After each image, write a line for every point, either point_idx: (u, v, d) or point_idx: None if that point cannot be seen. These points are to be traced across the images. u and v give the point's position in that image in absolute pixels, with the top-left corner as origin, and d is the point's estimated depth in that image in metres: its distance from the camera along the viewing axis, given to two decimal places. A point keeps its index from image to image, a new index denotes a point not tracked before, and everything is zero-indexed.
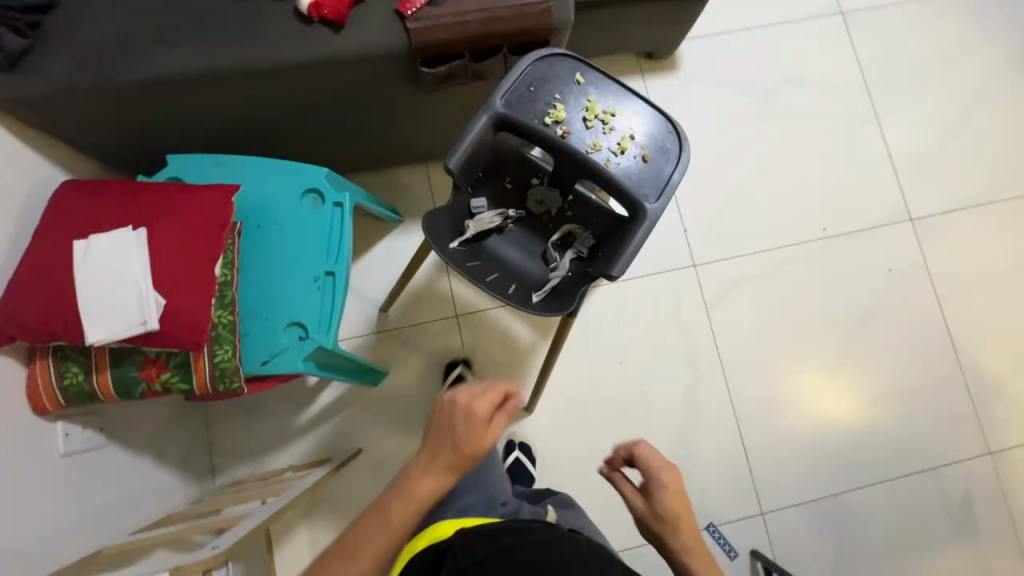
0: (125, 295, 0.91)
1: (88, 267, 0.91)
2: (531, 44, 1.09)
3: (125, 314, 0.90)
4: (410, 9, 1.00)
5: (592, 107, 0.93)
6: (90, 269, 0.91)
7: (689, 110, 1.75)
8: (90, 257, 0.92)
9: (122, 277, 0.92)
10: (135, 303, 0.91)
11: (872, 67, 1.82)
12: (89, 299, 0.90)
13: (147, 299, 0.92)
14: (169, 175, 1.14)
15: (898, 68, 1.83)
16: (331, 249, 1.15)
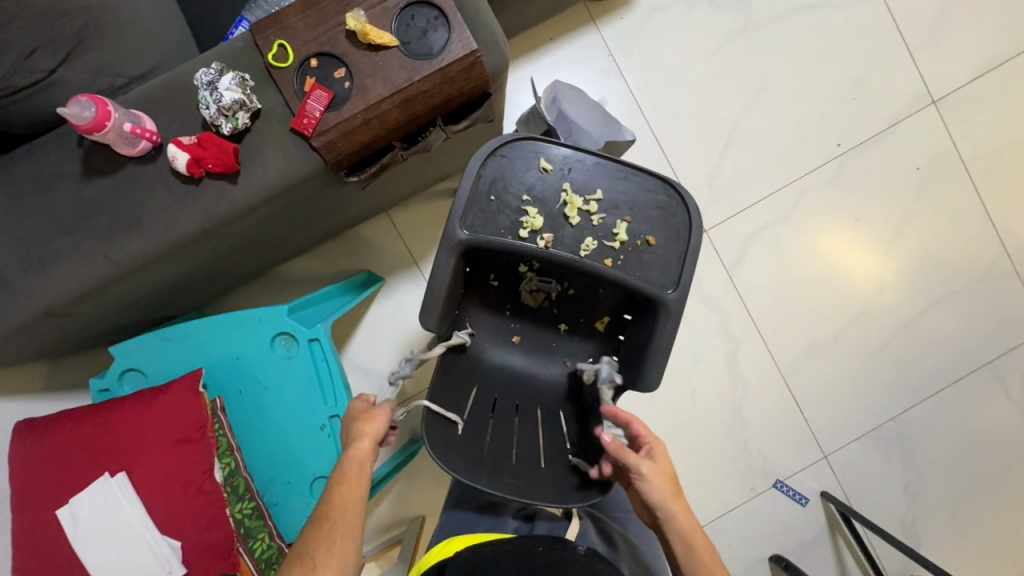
0: (134, 549, 0.85)
1: (82, 534, 0.84)
2: (469, 100, 0.86)
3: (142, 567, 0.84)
4: (310, 122, 0.78)
5: (571, 199, 0.74)
6: (86, 536, 0.84)
7: (659, 48, 1.47)
8: (80, 522, 0.85)
9: (123, 530, 0.85)
10: (147, 552, 0.85)
11: None
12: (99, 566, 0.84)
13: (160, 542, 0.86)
14: (122, 369, 1.02)
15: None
16: (326, 390, 1.04)
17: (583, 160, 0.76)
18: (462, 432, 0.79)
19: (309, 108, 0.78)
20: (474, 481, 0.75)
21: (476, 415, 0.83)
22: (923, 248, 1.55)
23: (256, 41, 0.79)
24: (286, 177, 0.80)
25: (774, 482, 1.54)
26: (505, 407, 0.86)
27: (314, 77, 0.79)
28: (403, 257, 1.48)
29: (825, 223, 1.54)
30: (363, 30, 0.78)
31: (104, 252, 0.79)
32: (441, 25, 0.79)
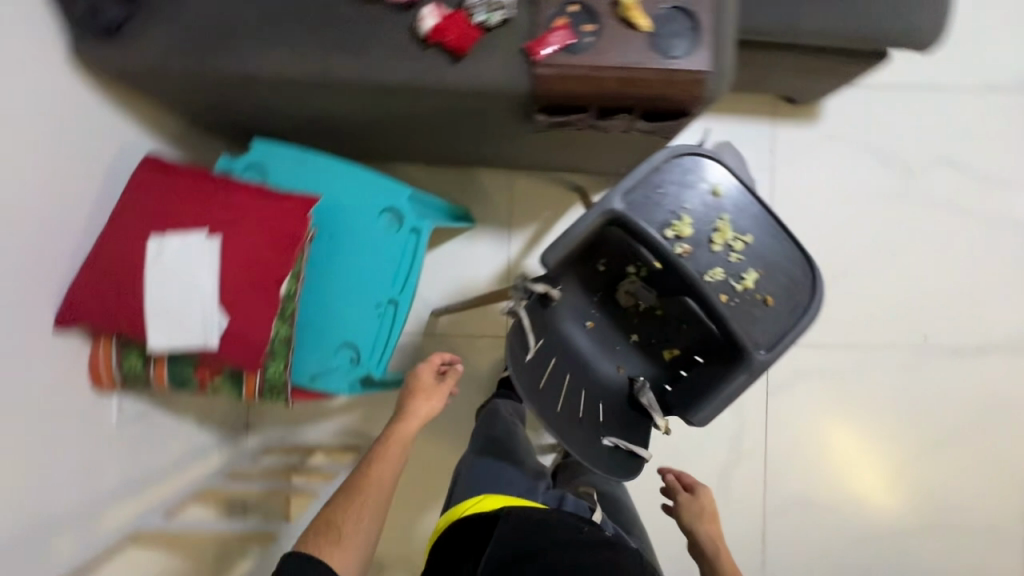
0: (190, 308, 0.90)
1: (160, 270, 0.90)
2: (670, 109, 0.93)
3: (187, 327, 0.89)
4: (543, 50, 0.86)
5: (723, 228, 0.78)
6: (161, 274, 0.90)
7: (816, 171, 1.54)
8: (163, 260, 0.90)
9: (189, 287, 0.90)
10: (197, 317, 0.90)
11: None
12: (155, 304, 0.89)
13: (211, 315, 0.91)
14: (248, 162, 1.08)
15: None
16: (398, 277, 1.09)
17: (750, 203, 0.80)
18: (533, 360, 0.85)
19: (548, 40, 0.86)
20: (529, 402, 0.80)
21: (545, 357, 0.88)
22: (951, 475, 1.54)
23: None
24: (495, 83, 0.88)
25: None
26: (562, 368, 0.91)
27: (566, 19, 0.87)
28: (500, 216, 1.56)
29: (875, 401, 1.54)
30: (626, 7, 0.86)
31: (321, 57, 0.87)
32: (690, 36, 0.87)
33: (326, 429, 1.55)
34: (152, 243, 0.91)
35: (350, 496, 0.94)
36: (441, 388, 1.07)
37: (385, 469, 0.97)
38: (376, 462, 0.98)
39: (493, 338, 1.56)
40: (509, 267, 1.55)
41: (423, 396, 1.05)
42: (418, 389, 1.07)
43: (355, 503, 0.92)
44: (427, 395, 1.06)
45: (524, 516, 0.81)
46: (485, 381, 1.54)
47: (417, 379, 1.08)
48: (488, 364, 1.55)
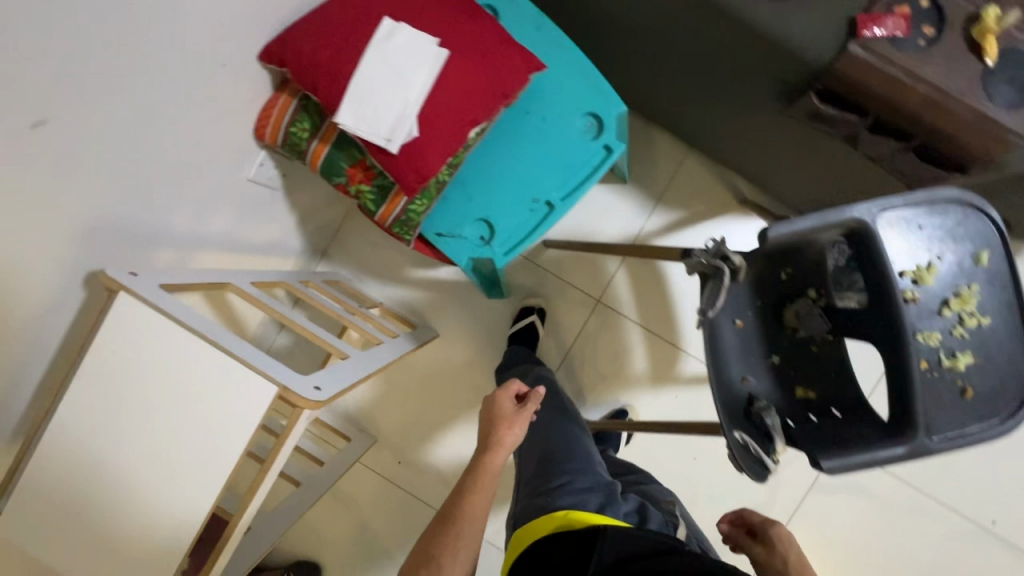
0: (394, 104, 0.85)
1: (383, 53, 0.84)
2: (947, 157, 0.84)
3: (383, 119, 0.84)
4: (871, 30, 0.76)
5: (967, 297, 0.71)
6: (382, 57, 0.84)
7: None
8: (389, 45, 0.85)
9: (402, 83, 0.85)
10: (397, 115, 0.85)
11: None
12: (365, 84, 0.84)
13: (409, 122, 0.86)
14: (487, 0, 1.02)
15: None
16: (568, 184, 1.03)
17: (1006, 288, 0.71)
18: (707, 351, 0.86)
19: (883, 22, 0.76)
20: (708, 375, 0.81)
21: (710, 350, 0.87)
22: None
23: None
24: (798, 41, 0.80)
25: None
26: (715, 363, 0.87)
27: (910, 9, 0.77)
28: (655, 186, 1.48)
29: (912, 553, 1.45)
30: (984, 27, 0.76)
31: None
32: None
33: (392, 294, 1.53)
34: (387, 23, 0.85)
35: (461, 497, 0.86)
36: (524, 413, 0.93)
37: (484, 490, 0.86)
38: (475, 484, 0.86)
39: (584, 295, 1.50)
40: (636, 238, 1.48)
41: (510, 428, 0.91)
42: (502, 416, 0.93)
43: (462, 516, 0.84)
44: (514, 419, 0.93)
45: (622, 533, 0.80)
46: (556, 329, 1.50)
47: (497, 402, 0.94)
48: (567, 316, 1.50)
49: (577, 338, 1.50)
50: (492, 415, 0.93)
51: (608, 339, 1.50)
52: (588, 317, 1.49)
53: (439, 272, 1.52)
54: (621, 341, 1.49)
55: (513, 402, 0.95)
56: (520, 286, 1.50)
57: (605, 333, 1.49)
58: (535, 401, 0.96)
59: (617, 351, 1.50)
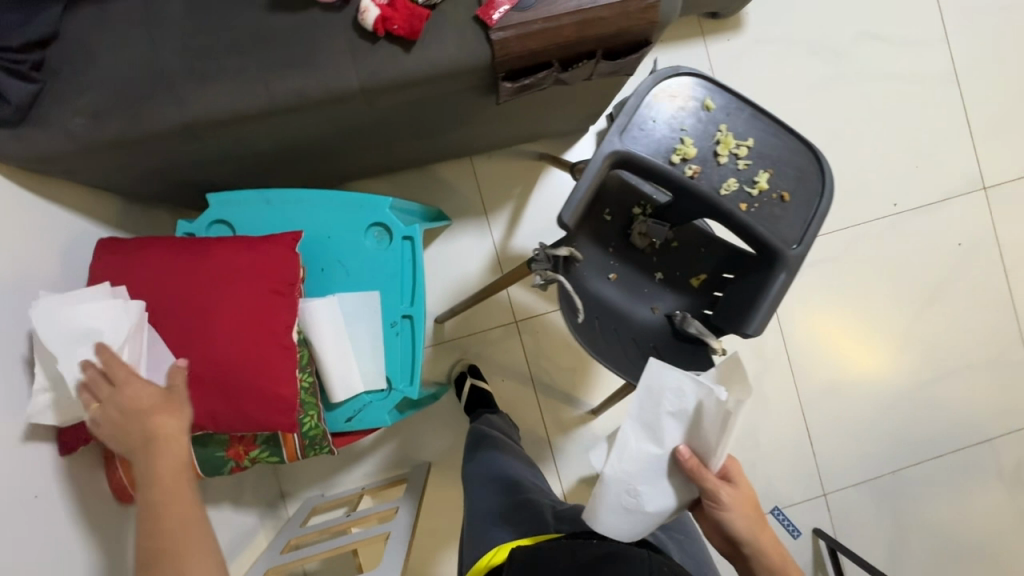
0: (654, 470, 0.77)
1: (724, 446, 0.72)
2: (630, 43, 0.91)
3: (706, 475, 0.75)
4: (496, 13, 0.82)
5: (725, 139, 0.78)
6: (669, 384, 0.76)
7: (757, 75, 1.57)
8: (704, 414, 0.74)
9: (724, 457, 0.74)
10: (653, 497, 0.76)
11: (953, 12, 1.63)
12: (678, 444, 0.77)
13: (646, 519, 0.77)
14: (213, 218, 1.00)
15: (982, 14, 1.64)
16: (405, 290, 1.04)
17: (741, 109, 0.80)
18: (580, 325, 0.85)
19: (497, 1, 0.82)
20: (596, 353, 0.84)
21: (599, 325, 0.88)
22: (949, 322, 1.64)
23: None
24: (456, 63, 0.84)
25: (773, 507, 1.58)
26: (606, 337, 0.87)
27: None
28: (474, 204, 1.52)
29: (869, 273, 1.62)
30: None
31: (267, 83, 0.81)
32: None
33: (362, 473, 1.48)
34: (739, 404, 0.70)
35: (175, 534, 0.66)
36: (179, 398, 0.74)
37: (170, 466, 0.69)
38: (161, 454, 0.69)
39: (503, 327, 1.53)
40: (498, 253, 1.52)
41: (162, 415, 0.71)
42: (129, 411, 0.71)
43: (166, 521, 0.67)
44: (134, 401, 0.71)
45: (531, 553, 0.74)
46: (510, 369, 1.52)
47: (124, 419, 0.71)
48: (506, 354, 1.52)
49: (527, 361, 1.53)
50: (152, 403, 0.72)
51: (550, 340, 1.54)
52: (521, 339, 1.52)
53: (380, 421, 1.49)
54: (560, 333, 1.53)
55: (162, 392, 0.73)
56: (453, 368, 1.51)
57: (544, 339, 1.52)
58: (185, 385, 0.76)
59: (564, 340, 1.53)
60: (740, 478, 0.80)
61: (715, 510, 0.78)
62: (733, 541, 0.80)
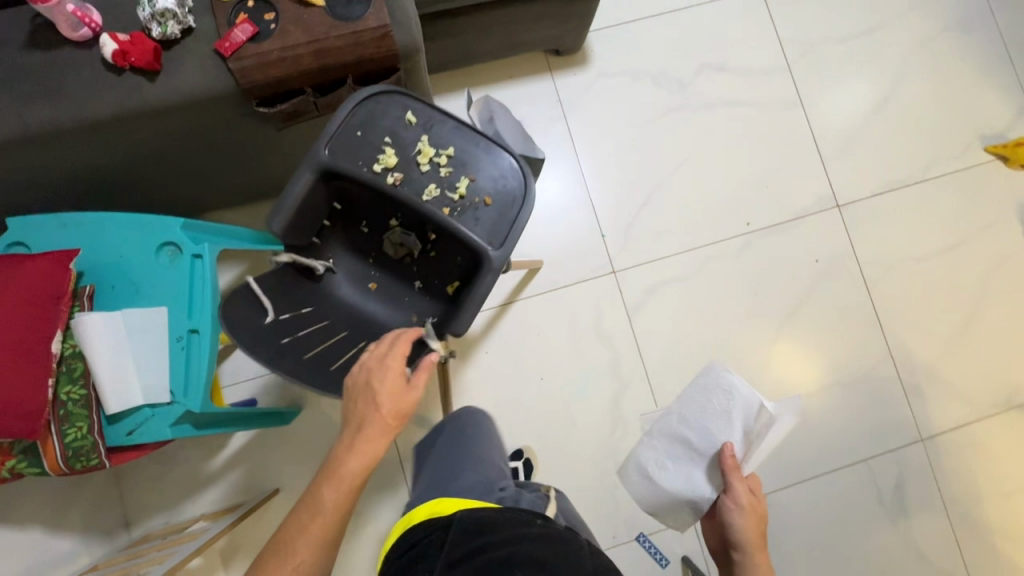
0: (690, 455, 1.09)
1: (758, 449, 1.05)
2: (381, 69, 0.99)
3: (736, 473, 1.02)
4: (231, 45, 0.90)
5: (424, 150, 0.83)
6: (719, 387, 1.07)
7: (603, 104, 1.66)
8: (756, 416, 1.05)
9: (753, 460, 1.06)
10: (678, 476, 1.09)
11: (792, 45, 1.73)
12: (722, 441, 1.06)
13: (663, 492, 1.11)
14: (11, 240, 1.07)
15: (822, 45, 1.74)
16: (192, 306, 1.07)
17: (445, 122, 0.85)
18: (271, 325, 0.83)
19: (233, 35, 0.90)
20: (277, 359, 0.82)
21: (329, 332, 0.89)
22: (812, 339, 1.63)
23: None
24: (204, 89, 0.92)
25: (637, 533, 1.52)
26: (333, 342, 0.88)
27: (247, 14, 0.92)
28: None
29: (728, 290, 1.63)
30: None
31: (21, 111, 0.89)
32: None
33: (207, 501, 1.45)
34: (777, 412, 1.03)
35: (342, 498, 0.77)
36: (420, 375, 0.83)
37: (365, 456, 0.78)
38: (360, 442, 0.78)
39: None
40: None
41: (383, 407, 0.79)
42: (376, 376, 0.81)
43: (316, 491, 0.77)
44: (393, 398, 0.79)
45: (472, 519, 0.77)
46: None
47: (356, 391, 0.81)
48: None
49: None
50: (350, 382, 0.81)
51: None
52: None
53: (232, 446, 1.47)
54: None
55: (404, 377, 0.81)
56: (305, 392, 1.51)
57: None
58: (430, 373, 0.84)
59: None
60: (756, 488, 1.03)
61: (727, 504, 1.01)
62: (722, 541, 1.01)
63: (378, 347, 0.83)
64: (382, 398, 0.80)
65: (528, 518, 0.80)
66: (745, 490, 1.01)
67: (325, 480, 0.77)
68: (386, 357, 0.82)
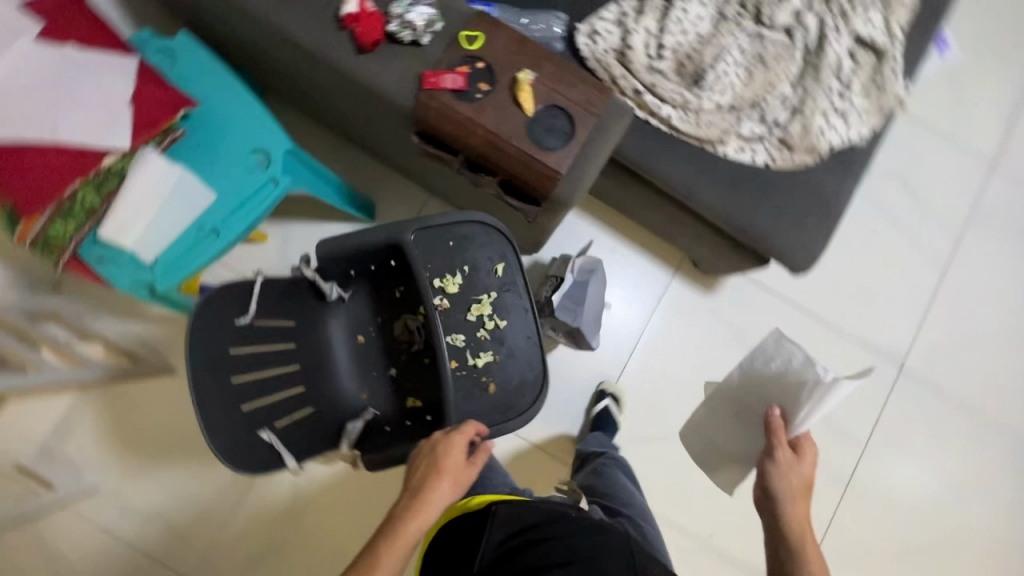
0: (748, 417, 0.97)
1: (818, 411, 0.88)
2: (525, 192, 0.98)
3: (780, 438, 0.90)
4: (434, 83, 0.91)
5: (482, 303, 0.86)
6: (779, 355, 0.92)
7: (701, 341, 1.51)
8: (815, 388, 0.88)
9: (812, 418, 0.89)
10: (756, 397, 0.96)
11: (902, 445, 1.53)
12: (768, 400, 0.95)
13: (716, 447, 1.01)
14: (166, 46, 1.11)
15: (927, 470, 1.52)
16: (232, 213, 1.08)
17: (519, 295, 0.87)
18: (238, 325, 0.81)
19: (443, 77, 0.90)
20: (210, 356, 0.78)
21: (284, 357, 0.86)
22: None
23: (469, 19, 0.95)
24: (384, 91, 0.93)
25: None
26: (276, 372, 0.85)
27: (469, 71, 0.92)
28: None
29: None
30: (521, 86, 0.92)
31: None
32: (567, 140, 0.92)
33: (122, 330, 1.42)
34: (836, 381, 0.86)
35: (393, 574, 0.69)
36: (476, 461, 0.77)
37: (423, 518, 0.71)
38: (423, 507, 0.71)
39: None
40: None
41: (444, 483, 0.72)
42: (433, 453, 0.75)
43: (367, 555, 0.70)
44: (457, 472, 0.74)
45: (509, 508, 0.81)
46: None
47: (417, 465, 0.75)
48: None
49: None
50: (414, 455, 0.77)
51: None
52: None
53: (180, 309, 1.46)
54: None
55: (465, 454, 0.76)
56: None
57: None
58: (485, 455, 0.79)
59: None
60: (810, 460, 0.90)
61: (768, 462, 0.90)
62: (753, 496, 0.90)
63: (449, 429, 0.78)
64: (443, 472, 0.73)
65: (564, 510, 0.84)
66: (789, 457, 0.89)
67: (384, 539, 0.70)
68: (454, 441, 0.76)
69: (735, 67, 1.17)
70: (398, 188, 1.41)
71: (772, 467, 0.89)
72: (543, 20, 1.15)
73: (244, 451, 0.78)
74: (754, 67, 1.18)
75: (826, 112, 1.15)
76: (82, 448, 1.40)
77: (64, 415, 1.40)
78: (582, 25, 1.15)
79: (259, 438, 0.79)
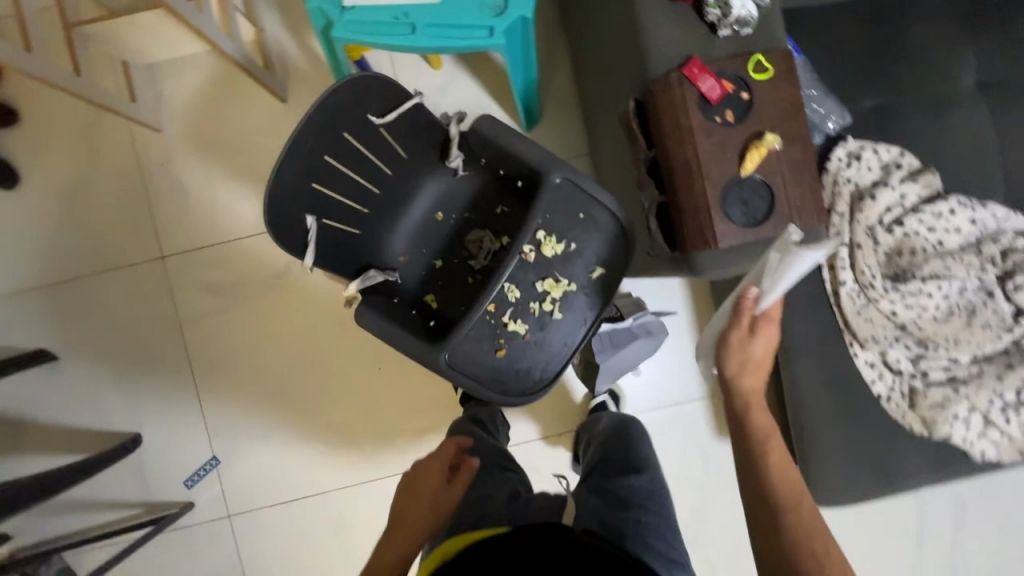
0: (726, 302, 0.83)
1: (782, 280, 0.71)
2: (671, 230, 0.90)
3: (742, 316, 0.77)
4: (692, 75, 0.83)
5: (558, 285, 0.83)
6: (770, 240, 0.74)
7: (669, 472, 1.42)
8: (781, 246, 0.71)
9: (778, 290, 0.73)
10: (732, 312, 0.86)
11: None
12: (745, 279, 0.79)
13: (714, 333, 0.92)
14: None
15: None
16: (435, 27, 1.04)
17: (590, 306, 0.84)
18: (369, 120, 0.77)
19: (704, 78, 0.83)
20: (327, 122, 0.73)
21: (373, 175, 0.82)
22: None
23: (775, 51, 0.84)
24: (646, 47, 0.86)
25: (216, 457, 1.51)
26: (359, 181, 0.81)
27: (730, 91, 0.84)
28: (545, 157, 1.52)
29: None
30: (760, 145, 0.83)
31: None
32: (748, 224, 0.84)
33: (280, 36, 1.44)
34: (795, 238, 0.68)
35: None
36: (456, 485, 0.85)
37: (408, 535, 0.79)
38: (403, 525, 0.80)
39: None
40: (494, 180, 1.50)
41: (423, 501, 0.83)
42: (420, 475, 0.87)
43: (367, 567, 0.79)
44: (434, 496, 0.83)
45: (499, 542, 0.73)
46: None
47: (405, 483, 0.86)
48: None
49: None
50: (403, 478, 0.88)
51: None
52: None
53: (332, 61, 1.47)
54: None
55: (445, 476, 0.86)
56: None
57: None
58: (468, 475, 0.87)
59: None
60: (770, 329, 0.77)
61: (730, 337, 0.79)
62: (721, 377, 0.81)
63: (435, 454, 0.88)
64: (425, 501, 0.83)
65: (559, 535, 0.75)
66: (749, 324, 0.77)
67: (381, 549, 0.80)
68: (437, 465, 0.87)
69: (944, 301, 1.03)
70: (571, 125, 1.35)
71: (724, 352, 0.79)
72: (827, 106, 1.03)
73: (284, 221, 0.75)
74: (959, 316, 1.03)
75: (975, 409, 1.02)
76: (183, 96, 1.47)
77: (191, 58, 1.46)
78: (854, 142, 1.02)
79: (302, 220, 0.76)
